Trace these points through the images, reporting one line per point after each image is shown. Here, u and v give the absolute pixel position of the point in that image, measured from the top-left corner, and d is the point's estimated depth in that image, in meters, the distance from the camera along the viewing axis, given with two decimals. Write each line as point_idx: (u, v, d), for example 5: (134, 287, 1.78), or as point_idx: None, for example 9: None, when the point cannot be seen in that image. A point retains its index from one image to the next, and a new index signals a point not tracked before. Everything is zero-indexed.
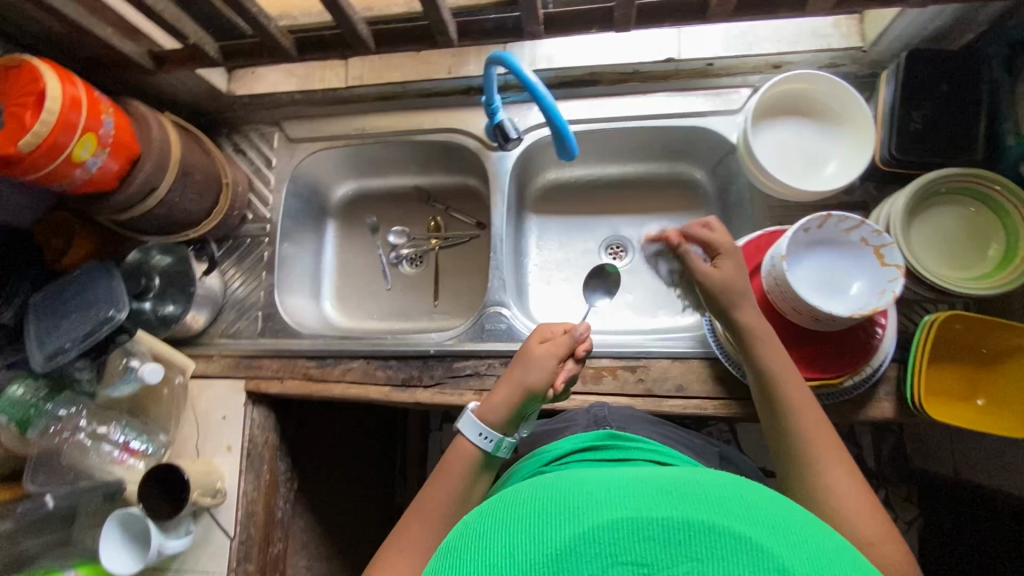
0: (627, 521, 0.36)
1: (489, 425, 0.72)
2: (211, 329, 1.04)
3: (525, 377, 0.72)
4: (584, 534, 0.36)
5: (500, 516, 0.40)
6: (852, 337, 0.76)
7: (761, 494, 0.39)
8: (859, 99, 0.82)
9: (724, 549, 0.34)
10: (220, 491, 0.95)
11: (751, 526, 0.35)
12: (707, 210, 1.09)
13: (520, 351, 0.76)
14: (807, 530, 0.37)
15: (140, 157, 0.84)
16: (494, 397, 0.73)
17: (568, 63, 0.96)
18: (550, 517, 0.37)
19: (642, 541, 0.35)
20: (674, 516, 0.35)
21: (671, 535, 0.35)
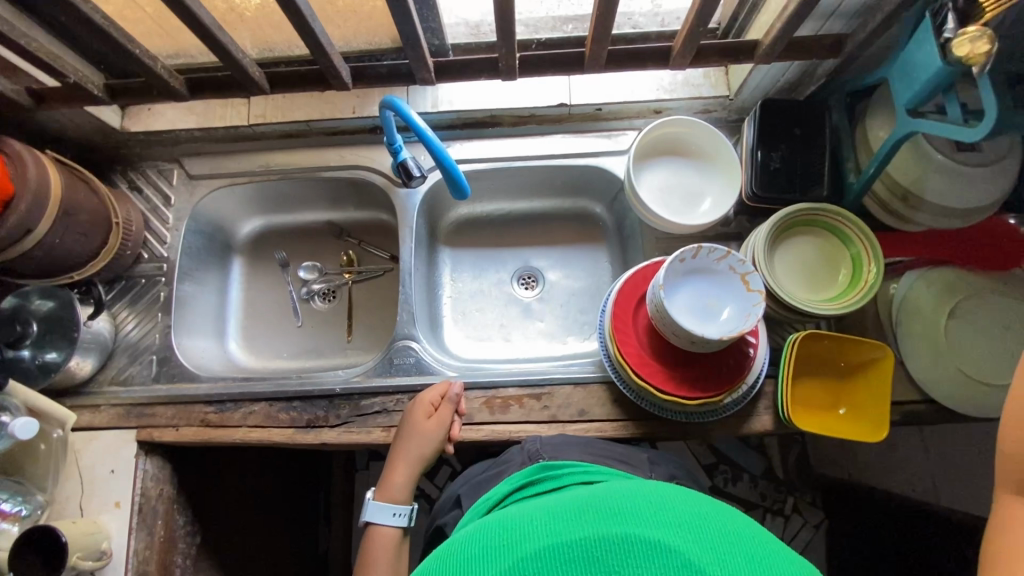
0: (550, 547, 0.39)
1: (398, 503, 0.82)
2: (100, 376, 0.98)
3: (419, 452, 0.84)
4: (512, 566, 0.39)
5: (438, 565, 0.42)
6: (728, 358, 0.83)
7: (671, 496, 0.44)
8: (724, 143, 0.92)
9: (636, 556, 0.38)
10: (106, 552, 0.88)
11: (654, 526, 0.40)
12: (609, 242, 1.16)
13: (407, 428, 0.86)
14: (708, 517, 0.42)
15: (15, 197, 0.80)
16: (393, 478, 0.83)
17: (468, 106, 1.01)
18: (481, 559, 0.40)
19: (563, 561, 0.38)
20: (588, 535, 0.39)
21: (588, 553, 0.39)
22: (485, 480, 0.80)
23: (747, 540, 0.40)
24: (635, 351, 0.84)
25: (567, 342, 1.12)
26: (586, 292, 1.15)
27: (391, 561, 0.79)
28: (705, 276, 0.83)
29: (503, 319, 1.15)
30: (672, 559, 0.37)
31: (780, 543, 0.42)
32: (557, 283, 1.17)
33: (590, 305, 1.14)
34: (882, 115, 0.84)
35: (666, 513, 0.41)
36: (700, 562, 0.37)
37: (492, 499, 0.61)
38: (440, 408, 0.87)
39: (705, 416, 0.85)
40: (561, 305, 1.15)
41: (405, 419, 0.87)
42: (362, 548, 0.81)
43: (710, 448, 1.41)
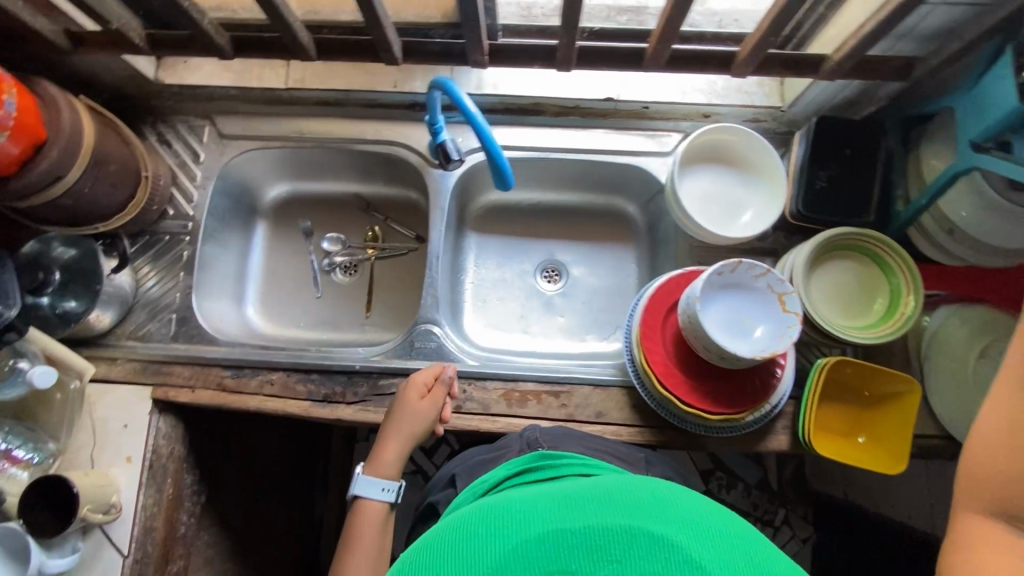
0: (553, 534, 0.39)
1: (387, 479, 0.82)
2: (118, 330, 0.97)
3: (411, 430, 0.83)
4: (513, 550, 0.39)
5: (438, 544, 0.42)
6: (754, 377, 0.82)
7: (672, 490, 0.43)
8: (773, 154, 0.89)
9: (638, 548, 0.38)
10: (115, 505, 0.89)
11: (661, 523, 0.39)
12: (638, 243, 1.14)
13: (400, 407, 0.85)
14: (710, 515, 0.41)
15: (47, 142, 0.78)
16: (384, 454, 0.83)
17: (512, 91, 0.99)
18: (483, 538, 0.40)
19: (570, 549, 0.38)
20: (591, 524, 0.39)
21: (590, 542, 0.38)
22: (481, 464, 0.81)
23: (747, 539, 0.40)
24: (661, 360, 0.84)
25: (586, 340, 1.11)
26: (609, 291, 1.14)
27: (378, 535, 0.79)
28: (741, 292, 0.81)
29: (523, 310, 1.14)
30: (675, 555, 0.37)
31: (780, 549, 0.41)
32: (581, 280, 1.15)
33: (613, 305, 1.12)
34: (943, 145, 0.81)
35: (670, 509, 0.41)
36: (701, 560, 0.37)
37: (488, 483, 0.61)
38: (435, 388, 0.86)
39: (723, 432, 0.85)
40: (583, 302, 1.13)
41: (398, 397, 0.86)
42: (349, 522, 0.80)
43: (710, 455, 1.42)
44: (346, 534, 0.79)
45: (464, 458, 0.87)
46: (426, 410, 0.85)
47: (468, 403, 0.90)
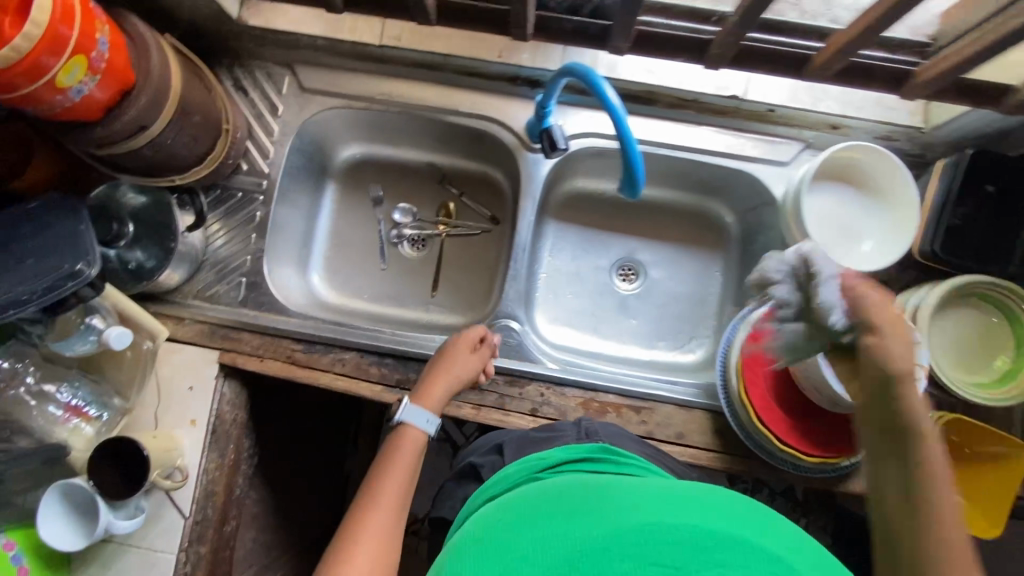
0: (651, 525, 0.40)
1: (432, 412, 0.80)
2: (185, 287, 0.93)
3: (463, 374, 0.82)
4: (610, 533, 0.40)
5: (528, 522, 0.45)
6: (855, 424, 0.79)
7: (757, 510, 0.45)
8: (912, 185, 0.82)
9: (738, 553, 0.38)
10: (180, 468, 0.88)
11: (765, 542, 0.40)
12: (727, 252, 1.07)
13: (454, 347, 0.84)
14: (804, 547, 0.41)
15: (134, 88, 0.70)
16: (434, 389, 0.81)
17: (629, 76, 0.91)
18: (574, 521, 0.42)
19: (670, 544, 0.38)
20: (688, 522, 0.40)
21: (689, 538, 0.39)
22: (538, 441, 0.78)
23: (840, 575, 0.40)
24: (761, 395, 0.80)
25: (659, 347, 1.06)
26: (688, 298, 1.08)
27: (416, 458, 0.74)
28: None
29: (596, 308, 1.09)
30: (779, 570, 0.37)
31: None
32: (661, 283, 1.09)
33: (692, 314, 1.07)
34: None
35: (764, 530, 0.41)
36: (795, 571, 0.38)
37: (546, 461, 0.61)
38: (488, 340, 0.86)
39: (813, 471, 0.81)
40: (660, 308, 1.08)
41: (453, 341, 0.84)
42: (385, 444, 0.75)
43: None
44: (384, 454, 0.73)
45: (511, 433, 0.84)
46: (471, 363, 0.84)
47: (544, 407, 0.87)
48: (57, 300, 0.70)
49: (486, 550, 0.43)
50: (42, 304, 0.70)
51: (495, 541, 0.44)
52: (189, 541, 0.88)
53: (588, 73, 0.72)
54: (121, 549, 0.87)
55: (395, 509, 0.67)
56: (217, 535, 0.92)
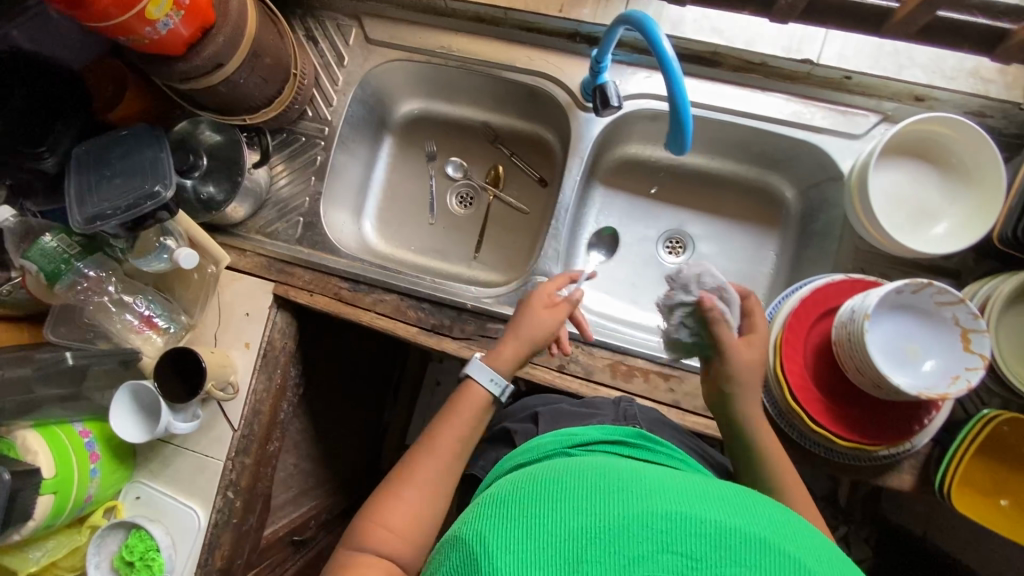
0: (681, 515, 0.41)
1: (498, 372, 0.76)
2: (249, 222, 1.01)
3: (532, 335, 0.77)
4: (639, 516, 0.40)
5: (557, 485, 0.45)
6: (901, 416, 0.74)
7: (786, 515, 0.44)
8: (1000, 164, 0.74)
9: (775, 562, 0.38)
10: (232, 384, 0.96)
11: (785, 541, 0.40)
12: (783, 231, 1.02)
13: (526, 311, 0.79)
14: (832, 560, 0.41)
15: (214, 27, 0.76)
16: (505, 346, 0.77)
17: (694, 36, 0.85)
18: (601, 496, 0.43)
19: (694, 535, 0.39)
20: (726, 521, 0.40)
21: (723, 536, 0.39)
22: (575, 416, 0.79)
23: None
24: (797, 372, 0.77)
25: None
26: (736, 277, 1.04)
27: (473, 420, 0.74)
28: (914, 317, 0.71)
29: (637, 278, 1.07)
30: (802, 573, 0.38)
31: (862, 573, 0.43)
32: (707, 259, 1.06)
33: None
34: None
35: (785, 527, 0.42)
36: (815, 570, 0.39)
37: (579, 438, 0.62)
38: (557, 304, 0.80)
39: (846, 459, 0.78)
40: None
41: (528, 316, 0.79)
42: (450, 398, 0.76)
43: None
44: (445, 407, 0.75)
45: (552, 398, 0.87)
46: (557, 309, 0.79)
47: (570, 364, 0.88)
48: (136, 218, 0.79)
49: (501, 507, 0.45)
50: (124, 217, 0.78)
51: (505, 505, 0.45)
52: (236, 451, 0.97)
53: (646, 24, 0.68)
54: (178, 450, 0.99)
55: (441, 467, 0.69)
56: (261, 451, 1.02)
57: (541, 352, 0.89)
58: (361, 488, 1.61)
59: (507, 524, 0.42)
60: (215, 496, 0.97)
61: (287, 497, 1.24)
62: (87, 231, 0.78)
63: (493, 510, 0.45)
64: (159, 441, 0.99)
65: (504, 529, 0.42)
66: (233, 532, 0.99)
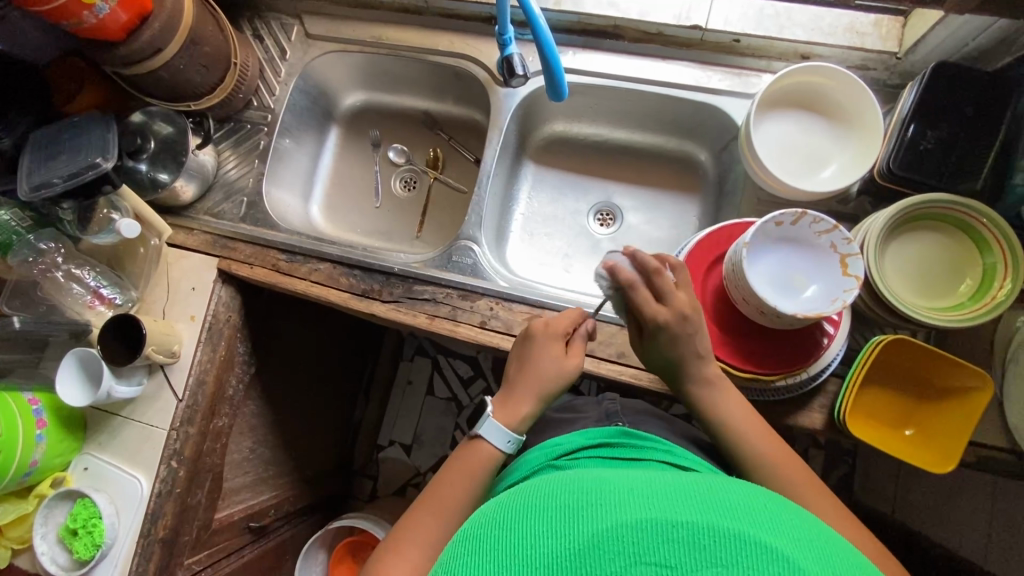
0: (652, 522, 0.42)
1: (515, 433, 0.75)
2: (199, 204, 1.07)
3: (550, 385, 0.77)
4: (610, 532, 0.42)
5: (530, 513, 0.46)
6: (798, 347, 0.76)
7: (750, 498, 0.46)
8: (874, 104, 0.78)
9: (746, 555, 0.39)
10: (175, 353, 1.00)
11: (759, 529, 0.41)
12: (704, 197, 1.06)
13: (543, 359, 0.77)
14: (807, 538, 0.43)
15: (151, 15, 0.85)
16: (516, 403, 0.76)
17: (593, 11, 0.93)
18: (574, 518, 0.44)
19: (666, 542, 0.40)
20: (697, 521, 0.41)
21: (695, 539, 0.40)
22: (563, 422, 0.90)
23: (842, 561, 0.42)
24: None
25: None
26: (662, 243, 1.08)
27: (478, 482, 0.73)
28: (798, 248, 0.74)
29: (568, 250, 1.11)
30: (780, 565, 0.39)
31: (840, 538, 0.45)
32: (636, 227, 1.10)
33: None
34: None
35: (760, 517, 0.43)
36: (790, 556, 0.40)
37: (565, 447, 0.71)
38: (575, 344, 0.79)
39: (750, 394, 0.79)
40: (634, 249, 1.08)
41: (543, 361, 0.77)
42: (455, 455, 0.76)
43: None
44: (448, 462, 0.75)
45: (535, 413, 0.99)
46: (571, 362, 0.78)
47: (492, 321, 0.92)
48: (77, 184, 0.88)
49: (484, 540, 0.46)
50: (68, 184, 0.88)
51: (486, 539, 0.46)
52: (180, 421, 1.01)
53: None
54: (126, 422, 1.02)
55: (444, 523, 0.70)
56: (206, 423, 1.05)
57: (464, 311, 0.93)
58: (329, 484, 1.61)
59: (490, 557, 0.44)
60: (159, 466, 1.00)
61: (244, 481, 1.25)
62: (35, 200, 0.87)
63: (474, 542, 0.46)
64: (108, 413, 1.02)
65: (485, 564, 0.43)
66: (177, 503, 1.01)
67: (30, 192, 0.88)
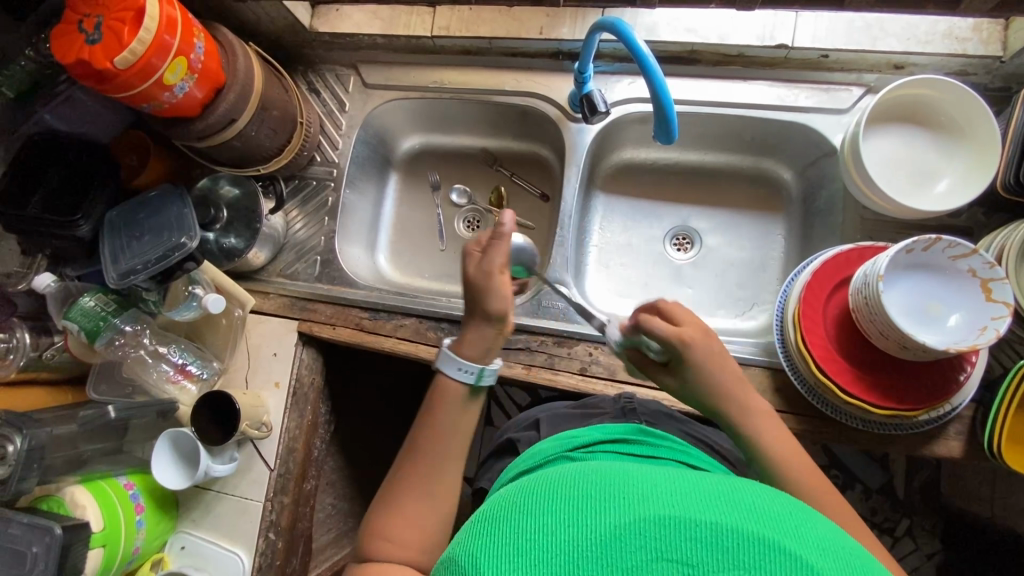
0: (674, 519, 0.37)
1: (467, 358, 0.65)
2: (270, 266, 1.05)
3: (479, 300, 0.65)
4: (627, 524, 0.37)
5: (542, 493, 0.42)
6: (932, 376, 0.72)
7: (786, 501, 0.40)
8: (987, 113, 0.75)
9: (778, 562, 0.34)
10: (266, 423, 0.98)
11: (792, 540, 0.36)
12: (788, 214, 1.03)
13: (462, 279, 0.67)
14: (846, 551, 0.37)
15: (225, 87, 0.83)
16: (477, 333, 0.65)
17: (670, 38, 0.90)
18: (589, 503, 0.39)
19: (689, 541, 0.36)
20: (725, 522, 0.36)
21: (720, 540, 0.35)
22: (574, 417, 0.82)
23: None
24: (821, 345, 0.76)
25: (716, 314, 1.02)
26: (748, 265, 1.04)
27: (457, 415, 0.66)
28: (927, 272, 0.71)
29: (649, 279, 1.06)
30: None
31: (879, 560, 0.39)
32: (716, 249, 1.06)
33: (753, 282, 1.02)
34: None
35: (798, 526, 0.38)
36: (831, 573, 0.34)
37: (581, 441, 0.63)
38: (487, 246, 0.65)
39: (884, 428, 0.76)
40: (718, 273, 1.04)
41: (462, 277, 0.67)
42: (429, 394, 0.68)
43: (823, 450, 1.35)
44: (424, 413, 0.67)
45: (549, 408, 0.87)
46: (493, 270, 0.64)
47: (593, 366, 0.89)
48: (165, 267, 0.87)
49: (492, 523, 0.41)
50: (154, 268, 0.88)
51: (496, 518, 0.41)
52: (274, 491, 0.98)
53: (618, 25, 0.69)
54: (219, 496, 1.00)
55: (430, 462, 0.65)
56: (298, 489, 1.02)
57: (562, 358, 0.90)
58: None
59: (494, 537, 0.39)
60: (257, 539, 0.97)
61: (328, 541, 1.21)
62: (123, 285, 0.87)
63: (484, 525, 0.41)
64: (201, 488, 1.00)
65: (493, 547, 0.38)
66: None
67: (120, 278, 0.87)
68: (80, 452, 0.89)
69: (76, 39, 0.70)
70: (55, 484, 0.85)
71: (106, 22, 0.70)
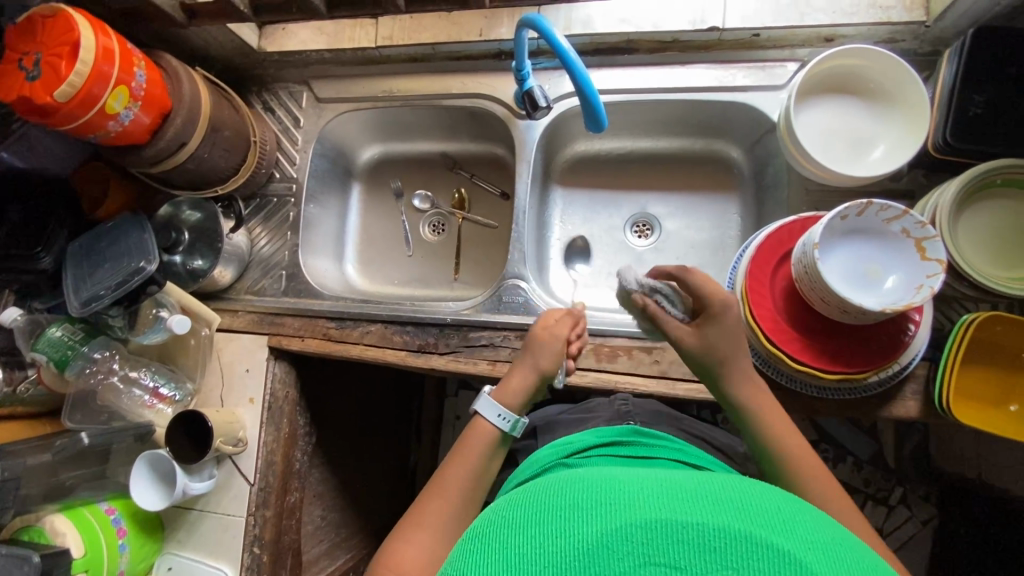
0: (660, 522, 0.38)
1: (507, 406, 0.71)
2: (238, 284, 1.07)
3: (537, 360, 0.74)
4: (618, 530, 0.38)
5: (533, 509, 0.43)
6: (882, 339, 0.73)
7: (763, 493, 0.42)
8: (913, 76, 0.76)
9: (763, 557, 0.36)
10: (242, 439, 0.99)
11: (773, 533, 0.37)
12: (742, 193, 1.04)
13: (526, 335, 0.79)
14: (826, 541, 0.39)
15: (171, 112, 0.85)
16: (518, 381, 0.73)
17: (605, 29, 0.92)
18: (577, 516, 0.40)
19: (676, 543, 0.37)
20: (707, 522, 0.37)
21: (705, 541, 0.37)
22: (572, 422, 0.86)
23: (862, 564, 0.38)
24: (770, 316, 0.77)
25: None
26: (707, 246, 1.05)
27: (485, 457, 0.68)
28: (865, 237, 0.72)
29: (611, 267, 1.08)
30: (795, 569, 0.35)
31: (855, 540, 0.41)
32: (676, 233, 1.07)
33: (712, 261, 1.04)
34: None
35: (777, 517, 0.39)
36: (812, 565, 0.36)
37: (575, 447, 0.65)
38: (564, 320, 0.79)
39: (839, 393, 0.77)
40: (679, 256, 1.05)
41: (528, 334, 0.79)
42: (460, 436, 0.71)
43: (811, 425, 1.35)
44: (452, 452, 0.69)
45: (542, 417, 0.93)
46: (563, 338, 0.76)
47: None
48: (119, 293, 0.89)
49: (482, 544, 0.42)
50: (117, 293, 0.90)
51: (490, 538, 0.42)
52: (255, 506, 0.99)
53: (538, 22, 0.72)
54: (202, 514, 1.01)
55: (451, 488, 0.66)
56: (280, 502, 1.03)
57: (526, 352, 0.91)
58: None
59: (487, 555, 0.40)
60: (242, 554, 0.98)
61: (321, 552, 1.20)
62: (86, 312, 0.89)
63: (476, 546, 0.42)
64: (184, 508, 1.01)
65: (487, 563, 0.39)
66: None
67: (81, 305, 0.90)
68: (60, 479, 0.91)
69: (16, 76, 0.72)
70: (34, 513, 0.86)
71: (44, 57, 0.72)
